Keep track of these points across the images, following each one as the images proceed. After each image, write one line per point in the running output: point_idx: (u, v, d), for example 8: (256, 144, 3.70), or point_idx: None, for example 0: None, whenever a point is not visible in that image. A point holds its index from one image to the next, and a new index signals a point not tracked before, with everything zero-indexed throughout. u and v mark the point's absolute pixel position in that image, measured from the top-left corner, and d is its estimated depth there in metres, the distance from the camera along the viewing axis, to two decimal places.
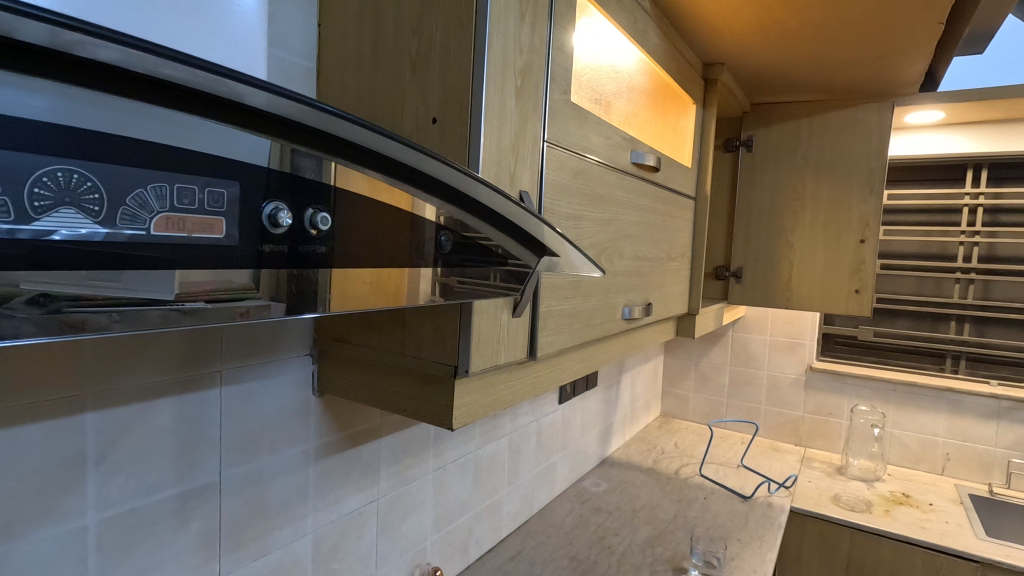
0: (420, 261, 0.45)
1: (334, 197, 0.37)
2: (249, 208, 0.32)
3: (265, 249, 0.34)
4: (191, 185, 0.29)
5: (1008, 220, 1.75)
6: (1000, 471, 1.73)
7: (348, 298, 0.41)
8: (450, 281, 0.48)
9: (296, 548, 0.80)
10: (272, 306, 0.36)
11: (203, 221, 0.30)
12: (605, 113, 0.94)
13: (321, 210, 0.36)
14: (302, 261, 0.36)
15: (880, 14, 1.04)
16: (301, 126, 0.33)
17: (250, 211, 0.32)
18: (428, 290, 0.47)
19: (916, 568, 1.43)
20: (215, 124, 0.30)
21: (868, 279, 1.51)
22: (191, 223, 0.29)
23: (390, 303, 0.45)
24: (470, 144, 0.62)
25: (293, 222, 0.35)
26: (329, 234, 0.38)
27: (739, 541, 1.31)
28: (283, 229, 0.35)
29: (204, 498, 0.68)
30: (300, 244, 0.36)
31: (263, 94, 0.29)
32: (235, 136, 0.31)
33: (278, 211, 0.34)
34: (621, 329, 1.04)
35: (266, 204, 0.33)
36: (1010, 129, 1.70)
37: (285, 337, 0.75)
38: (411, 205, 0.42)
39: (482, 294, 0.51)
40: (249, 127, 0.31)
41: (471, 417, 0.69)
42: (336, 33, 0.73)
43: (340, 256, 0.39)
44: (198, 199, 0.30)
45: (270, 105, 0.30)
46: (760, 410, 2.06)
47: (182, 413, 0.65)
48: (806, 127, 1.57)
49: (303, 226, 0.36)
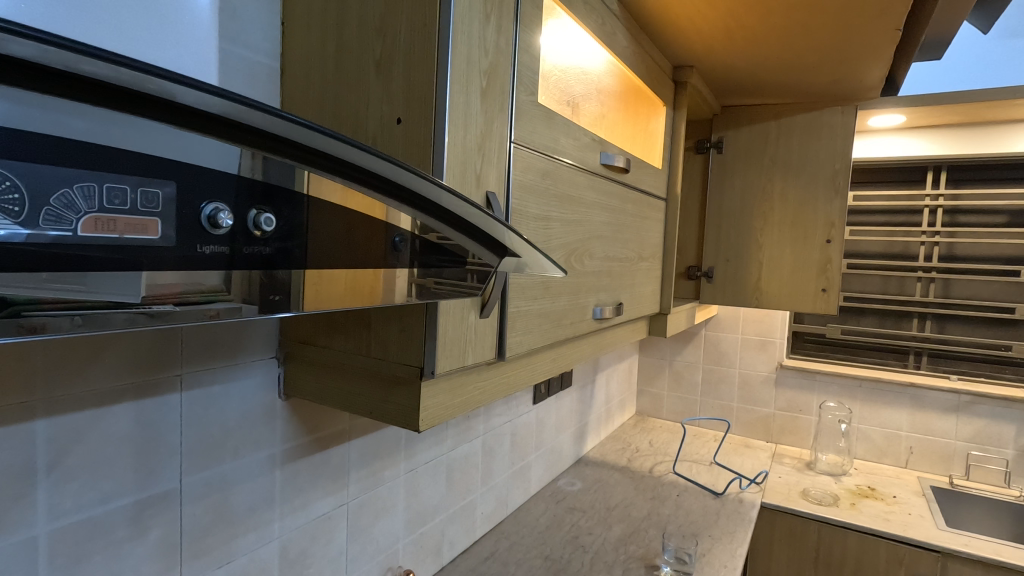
0: (396, 262, 0.46)
1: (282, 198, 0.36)
2: (187, 209, 0.31)
3: (205, 250, 0.33)
4: (122, 185, 0.28)
5: (966, 220, 1.81)
6: (960, 463, 1.79)
7: (323, 299, 0.42)
8: (426, 283, 0.48)
9: (262, 556, 0.78)
10: (245, 308, 0.36)
11: (136, 221, 0.29)
12: (574, 115, 0.95)
13: (266, 210, 0.35)
14: (247, 263, 0.36)
15: (839, 20, 1.07)
16: (241, 125, 0.32)
17: (189, 212, 0.32)
18: (404, 291, 0.48)
19: (881, 559, 1.47)
20: (150, 122, 0.29)
21: (834, 279, 1.55)
22: (123, 224, 0.29)
23: (366, 303, 0.46)
24: (434, 147, 0.62)
25: (234, 223, 0.34)
26: (277, 235, 0.37)
27: (710, 537, 1.33)
28: (224, 230, 0.34)
29: (163, 506, 0.66)
30: (244, 245, 0.35)
31: (193, 92, 0.28)
32: (168, 133, 0.30)
33: (218, 212, 0.33)
34: (591, 328, 1.05)
35: (205, 204, 0.32)
36: (967, 132, 1.76)
37: (249, 338, 0.74)
38: (384, 214, 0.43)
39: (457, 294, 0.52)
40: (183, 125, 0.30)
41: (437, 418, 0.69)
42: (300, 31, 0.72)
43: (289, 256, 0.38)
44: (130, 199, 0.29)
45: (202, 104, 0.29)
46: (733, 407, 2.10)
47: (139, 419, 0.63)
48: (774, 129, 1.61)
49: (246, 227, 0.35)
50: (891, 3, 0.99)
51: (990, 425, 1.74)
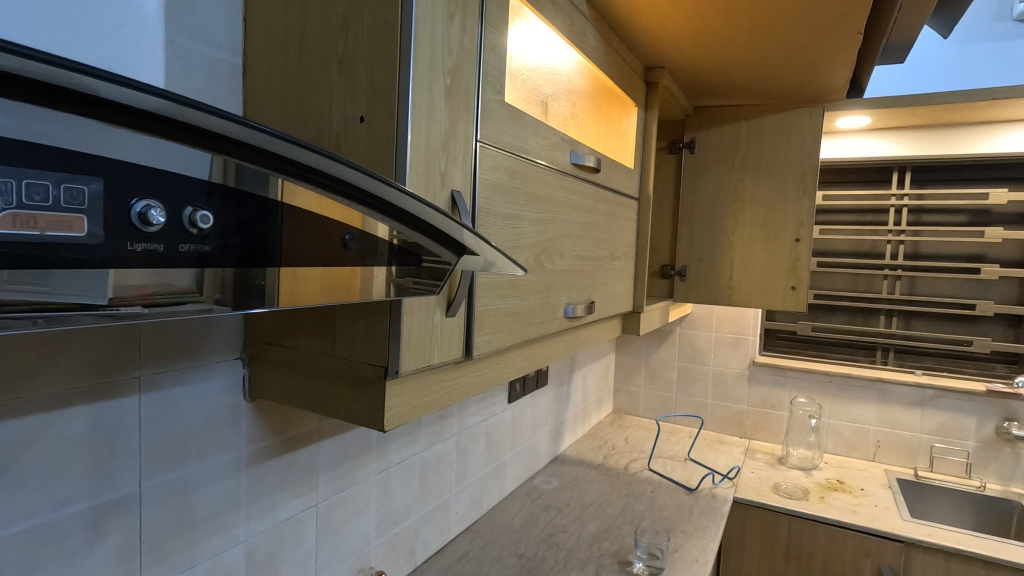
0: (374, 261, 0.48)
1: (217, 196, 0.36)
2: (115, 206, 0.31)
3: (135, 248, 0.33)
4: (44, 181, 0.27)
5: (930, 219, 1.86)
6: (925, 456, 1.84)
7: (300, 296, 0.45)
8: (403, 282, 0.51)
9: (226, 559, 0.77)
10: (216, 309, 0.38)
11: (60, 219, 0.28)
12: (543, 114, 0.96)
13: (202, 207, 0.35)
14: (183, 262, 0.35)
15: (804, 23, 1.09)
16: (173, 122, 0.31)
17: (117, 209, 0.31)
18: (382, 289, 0.50)
19: (848, 550, 1.50)
20: (73, 118, 0.28)
21: (803, 276, 1.58)
22: (45, 222, 0.28)
23: (344, 298, 0.48)
24: (397, 144, 0.62)
25: (167, 219, 0.33)
26: (214, 232, 0.37)
27: (683, 532, 1.35)
28: (157, 228, 0.33)
29: (122, 511, 0.65)
30: (178, 243, 0.35)
31: (119, 88, 0.27)
32: (95, 129, 0.29)
33: (150, 209, 0.32)
34: (563, 327, 1.05)
35: (136, 201, 0.32)
36: (930, 134, 1.81)
37: (212, 339, 0.73)
38: (362, 223, 0.45)
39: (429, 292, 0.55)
40: (111, 121, 0.29)
41: (403, 418, 0.69)
42: (262, 28, 0.71)
43: (227, 253, 0.38)
44: (52, 195, 0.28)
45: (129, 100, 0.28)
46: (707, 404, 2.13)
47: (94, 422, 0.62)
48: (745, 129, 1.63)
49: (180, 224, 0.34)
50: (852, 7, 1.01)
51: (953, 419, 1.79)
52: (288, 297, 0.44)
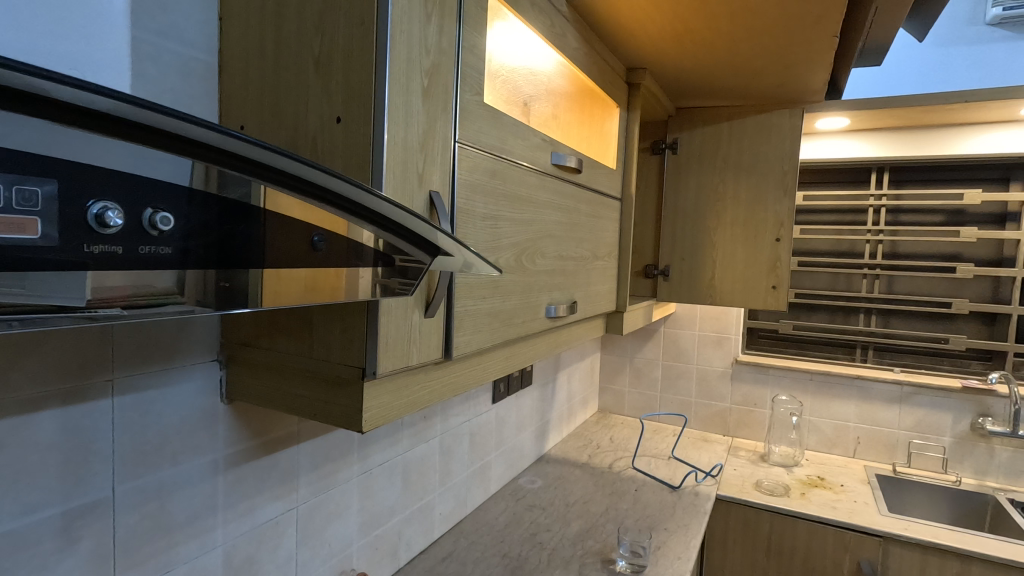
0: (359, 262, 0.50)
1: (180, 198, 0.35)
2: (72, 208, 0.31)
3: (93, 250, 0.32)
4: None
5: (907, 219, 1.89)
6: (903, 451, 1.87)
7: (283, 296, 0.46)
8: (389, 282, 0.53)
9: (204, 563, 0.76)
10: (198, 310, 0.39)
11: (13, 220, 0.28)
12: (524, 115, 0.96)
13: (162, 210, 0.35)
14: (144, 263, 0.35)
15: (782, 26, 1.11)
16: (131, 123, 0.31)
17: (73, 211, 0.31)
18: (367, 289, 0.52)
19: (829, 545, 1.52)
20: (28, 118, 0.27)
21: (783, 276, 1.61)
22: None
23: (327, 298, 0.49)
24: (374, 145, 0.62)
25: (125, 222, 0.33)
26: (176, 235, 0.36)
27: (666, 530, 1.36)
28: (115, 230, 0.33)
29: (94, 516, 0.64)
30: (138, 245, 0.34)
31: (72, 90, 0.27)
32: (50, 130, 0.28)
33: (107, 211, 0.32)
34: (545, 327, 1.05)
35: (92, 204, 0.31)
36: (907, 135, 1.84)
37: (188, 341, 0.72)
38: (346, 229, 0.47)
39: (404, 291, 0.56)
40: (68, 122, 0.29)
41: (382, 419, 0.69)
42: (238, 26, 0.71)
43: (191, 254, 0.38)
44: (4, 198, 0.28)
45: (83, 101, 0.28)
46: (691, 402, 2.15)
47: (66, 427, 0.61)
48: (726, 130, 1.65)
49: (141, 227, 0.34)
50: (827, 11, 1.03)
51: (930, 415, 1.82)
52: (272, 297, 0.45)
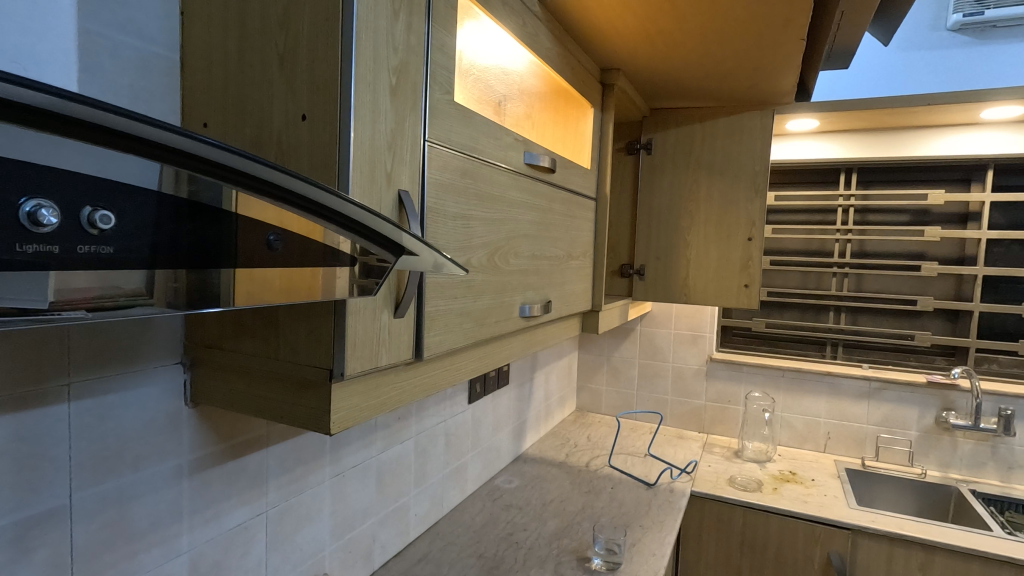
0: (336, 262, 0.50)
1: (120, 197, 0.34)
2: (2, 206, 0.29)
3: (28, 250, 0.31)
4: None
5: (875, 219, 1.94)
6: (871, 446, 1.91)
7: (256, 295, 0.46)
8: (366, 283, 0.53)
9: (168, 571, 0.74)
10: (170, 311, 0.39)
11: None
12: (497, 115, 0.96)
13: (102, 207, 0.33)
14: (84, 264, 0.34)
15: (750, 28, 1.12)
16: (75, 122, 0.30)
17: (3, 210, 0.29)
18: (345, 289, 0.52)
19: (800, 538, 1.56)
20: None
21: (755, 275, 1.63)
22: None
23: (306, 295, 0.49)
24: (339, 145, 0.61)
25: (61, 221, 0.32)
26: (118, 234, 0.35)
27: (641, 527, 1.37)
28: (50, 229, 0.31)
29: (50, 525, 0.62)
30: (76, 244, 0.33)
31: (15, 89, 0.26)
32: None
33: (41, 209, 0.30)
34: (519, 326, 1.05)
35: (25, 201, 0.30)
36: (871, 136, 1.89)
37: (150, 344, 0.70)
38: (322, 235, 0.47)
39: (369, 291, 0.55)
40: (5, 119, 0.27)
41: (352, 420, 0.68)
42: (200, 21, 0.69)
43: (132, 255, 0.36)
44: None
45: (24, 98, 0.26)
46: (667, 400, 2.17)
47: (19, 433, 0.59)
48: (698, 131, 1.67)
49: (78, 225, 0.33)
50: (794, 14, 1.05)
51: (897, 410, 1.87)
52: (245, 297, 0.45)
